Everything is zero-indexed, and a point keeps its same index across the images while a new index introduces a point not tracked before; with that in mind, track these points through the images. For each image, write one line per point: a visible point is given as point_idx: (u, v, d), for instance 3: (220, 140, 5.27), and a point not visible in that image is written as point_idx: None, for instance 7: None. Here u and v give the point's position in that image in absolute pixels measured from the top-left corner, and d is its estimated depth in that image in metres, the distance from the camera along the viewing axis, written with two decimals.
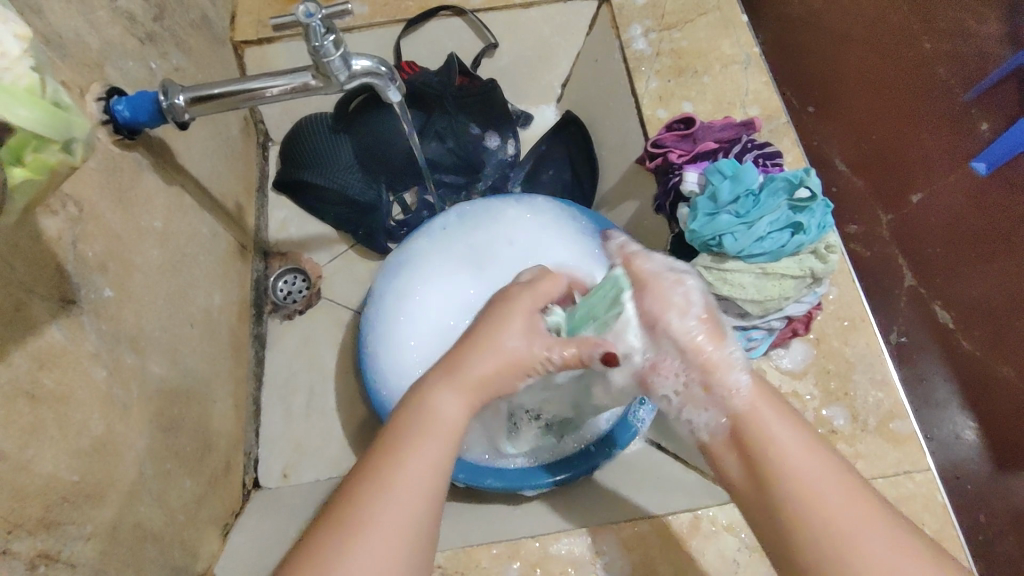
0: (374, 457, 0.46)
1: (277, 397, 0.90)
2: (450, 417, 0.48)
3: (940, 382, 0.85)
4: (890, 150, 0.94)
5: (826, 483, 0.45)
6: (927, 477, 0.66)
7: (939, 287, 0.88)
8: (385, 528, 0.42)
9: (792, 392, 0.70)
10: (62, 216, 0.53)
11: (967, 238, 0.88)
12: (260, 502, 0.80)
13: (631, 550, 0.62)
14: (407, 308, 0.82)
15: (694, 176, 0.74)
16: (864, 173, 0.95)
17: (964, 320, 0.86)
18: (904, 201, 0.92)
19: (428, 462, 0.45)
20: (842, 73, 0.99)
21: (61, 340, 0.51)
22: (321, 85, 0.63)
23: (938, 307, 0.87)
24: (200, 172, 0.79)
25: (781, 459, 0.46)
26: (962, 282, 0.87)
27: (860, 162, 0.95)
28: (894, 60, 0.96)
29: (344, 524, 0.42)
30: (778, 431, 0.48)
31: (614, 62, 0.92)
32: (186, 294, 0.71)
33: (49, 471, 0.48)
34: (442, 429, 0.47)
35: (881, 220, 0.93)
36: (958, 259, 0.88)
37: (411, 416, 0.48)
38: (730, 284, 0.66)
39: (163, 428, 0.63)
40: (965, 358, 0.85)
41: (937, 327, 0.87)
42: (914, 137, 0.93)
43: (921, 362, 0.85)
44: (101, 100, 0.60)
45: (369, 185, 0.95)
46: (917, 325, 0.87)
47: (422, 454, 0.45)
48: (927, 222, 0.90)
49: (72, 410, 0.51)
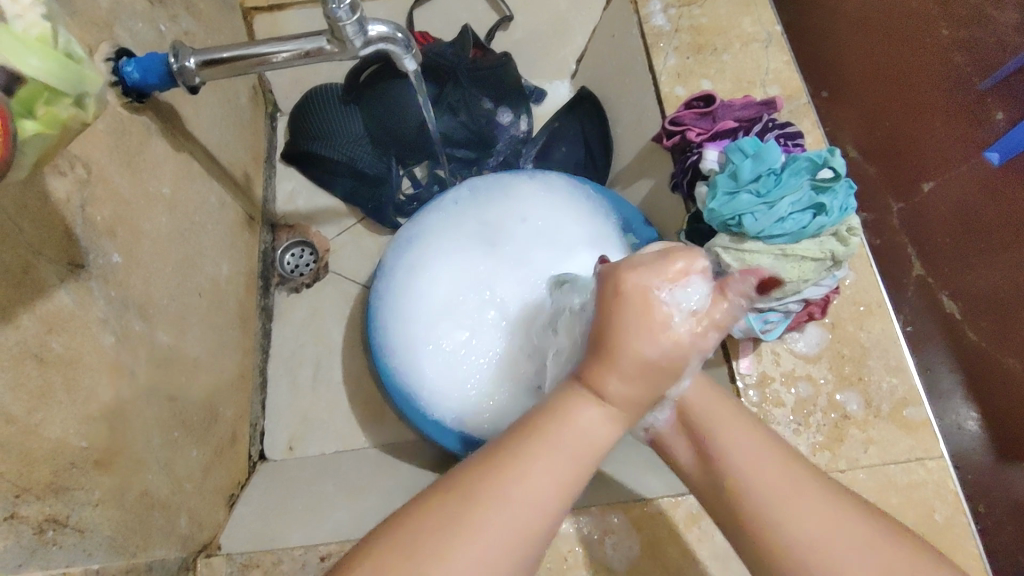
0: (466, 470, 0.41)
1: (284, 369, 0.90)
2: (595, 436, 0.42)
3: (944, 372, 0.84)
4: (902, 135, 0.92)
5: (773, 475, 0.46)
6: (939, 464, 0.65)
7: (947, 277, 0.86)
8: (485, 540, 0.38)
9: (805, 375, 0.70)
10: (70, 177, 0.52)
11: (975, 230, 0.83)
12: (266, 474, 0.80)
13: (640, 528, 0.61)
14: (412, 310, 0.80)
15: (715, 153, 0.72)
16: (877, 160, 0.95)
17: (971, 311, 0.83)
18: (915, 188, 0.90)
19: (545, 480, 0.40)
20: (851, 59, 0.98)
21: (69, 305, 0.50)
22: (336, 50, 0.61)
23: (945, 297, 0.85)
24: (209, 141, 0.78)
25: (727, 445, 0.48)
26: (971, 274, 0.83)
27: (874, 150, 0.95)
28: (900, 47, 0.91)
29: (440, 531, 0.38)
30: (730, 424, 0.49)
31: (631, 38, 0.90)
32: (194, 264, 0.70)
33: (58, 436, 0.47)
34: (570, 451, 0.41)
35: (892, 208, 0.93)
36: (965, 250, 0.84)
37: (542, 424, 0.42)
38: (748, 266, 0.64)
39: (170, 397, 0.63)
40: (971, 349, 0.82)
41: (944, 317, 0.85)
42: (926, 127, 0.88)
43: (927, 354, 0.84)
44: (110, 60, 0.58)
45: (379, 158, 0.93)
46: (924, 316, 0.86)
47: (544, 474, 0.41)
48: (938, 211, 0.87)
49: (80, 375, 0.50)
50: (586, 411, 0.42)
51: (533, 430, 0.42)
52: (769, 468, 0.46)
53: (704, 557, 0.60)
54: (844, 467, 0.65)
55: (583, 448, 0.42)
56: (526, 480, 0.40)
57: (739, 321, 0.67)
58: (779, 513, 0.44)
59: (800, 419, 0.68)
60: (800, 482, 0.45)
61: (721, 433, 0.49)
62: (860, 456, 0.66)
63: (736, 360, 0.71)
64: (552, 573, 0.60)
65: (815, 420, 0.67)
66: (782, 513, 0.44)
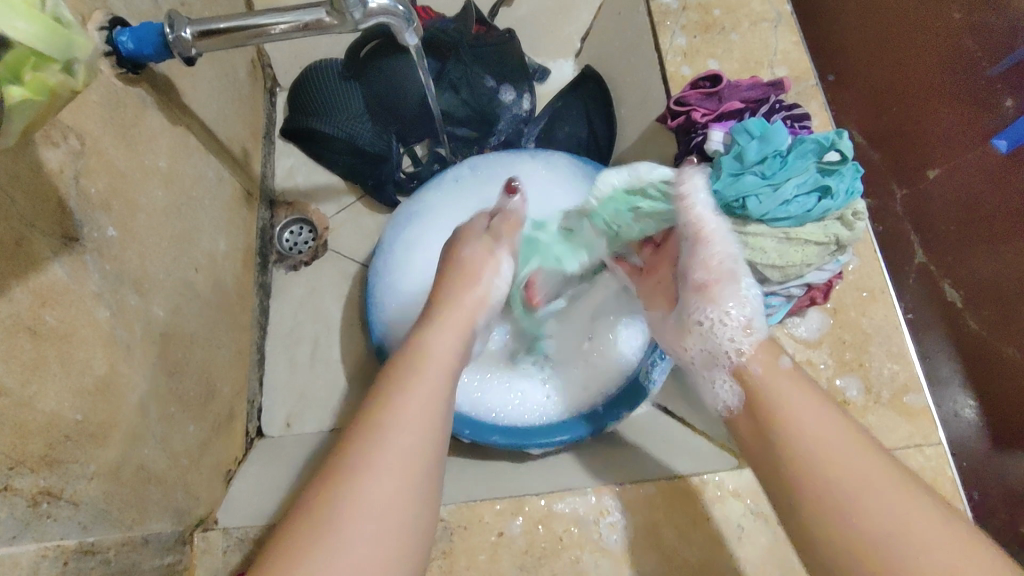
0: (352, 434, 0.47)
1: (283, 348, 0.90)
2: (441, 368, 0.52)
3: (943, 359, 0.81)
4: (908, 121, 0.89)
5: (833, 439, 0.47)
6: (937, 451, 0.66)
7: (950, 266, 0.84)
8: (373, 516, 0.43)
9: (805, 361, 0.70)
10: (63, 148, 0.51)
11: (978, 216, 0.82)
12: (263, 450, 0.81)
13: (635, 510, 0.61)
14: (405, 296, 0.79)
15: (719, 135, 0.70)
16: (881, 145, 0.93)
17: (972, 300, 0.82)
18: (920, 176, 0.88)
19: (419, 422, 0.47)
20: (856, 42, 0.96)
21: (64, 278, 0.49)
22: (336, 23, 0.59)
23: (947, 285, 0.84)
24: (207, 116, 0.77)
25: (790, 410, 0.50)
26: (974, 262, 0.82)
27: (877, 134, 0.93)
28: (915, 26, 0.88)
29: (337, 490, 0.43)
30: (793, 395, 0.51)
31: (638, 16, 0.88)
32: (191, 240, 0.70)
33: (51, 409, 0.46)
34: (433, 386, 0.50)
35: (895, 195, 0.91)
36: (968, 238, 0.83)
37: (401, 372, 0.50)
38: (751, 249, 0.62)
39: (167, 372, 0.63)
40: (971, 337, 0.81)
41: (944, 305, 0.84)
42: (936, 110, 0.86)
43: (928, 340, 0.82)
44: (104, 29, 0.57)
45: (380, 135, 0.92)
46: (924, 302, 0.85)
47: (411, 416, 0.47)
48: (939, 200, 0.86)
49: (75, 348, 0.50)
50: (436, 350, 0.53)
51: (402, 372, 0.50)
52: (817, 429, 0.48)
53: (700, 539, 0.60)
54: None
55: (436, 383, 0.51)
56: (401, 425, 0.46)
57: None
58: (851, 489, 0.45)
59: None
60: (853, 452, 0.46)
61: (786, 408, 0.50)
62: None
63: None
64: (547, 552, 0.60)
65: None
66: (827, 456, 0.46)
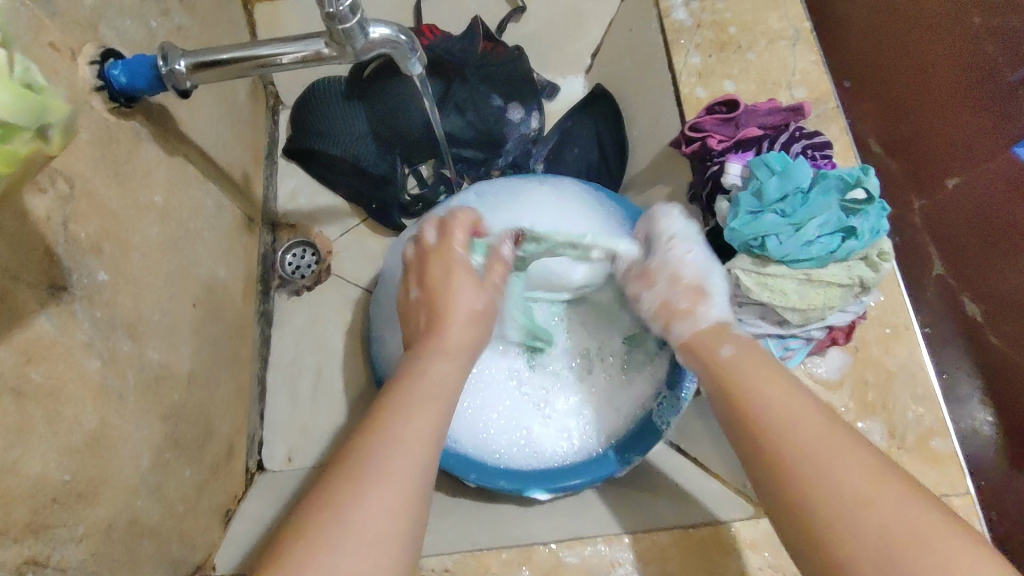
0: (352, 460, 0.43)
1: (284, 379, 0.88)
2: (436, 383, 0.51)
3: (962, 377, 0.78)
4: (925, 131, 0.85)
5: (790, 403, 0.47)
6: (965, 501, 0.62)
7: (969, 277, 0.79)
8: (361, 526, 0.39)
9: (826, 403, 0.67)
10: (51, 195, 0.48)
11: (999, 227, 0.77)
12: (263, 487, 0.79)
13: (649, 564, 0.59)
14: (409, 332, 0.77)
15: (737, 168, 0.67)
16: (899, 155, 0.88)
17: (995, 314, 0.77)
18: (939, 185, 0.83)
19: (417, 428, 0.46)
20: (878, 49, 0.91)
21: (51, 331, 0.47)
22: (335, 54, 0.56)
23: (966, 297, 0.80)
24: (205, 142, 0.75)
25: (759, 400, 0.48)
26: (997, 274, 0.77)
27: (895, 143, 0.88)
28: (937, 33, 0.83)
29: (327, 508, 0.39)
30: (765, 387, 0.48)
31: (650, 33, 0.85)
32: (187, 274, 0.67)
33: (38, 472, 0.44)
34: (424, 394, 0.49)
35: (913, 205, 0.86)
36: (989, 250, 0.78)
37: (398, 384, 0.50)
38: (771, 290, 0.60)
39: (163, 416, 0.60)
40: (992, 353, 0.77)
41: (963, 320, 0.79)
42: (955, 117, 0.81)
43: (945, 355, 0.79)
44: (95, 63, 0.54)
45: (384, 156, 0.90)
46: (942, 317, 0.81)
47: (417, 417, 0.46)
48: (958, 210, 0.81)
49: (62, 405, 0.48)
50: (435, 365, 0.52)
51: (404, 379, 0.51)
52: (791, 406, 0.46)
53: None
54: None
55: (436, 387, 0.50)
56: (406, 424, 0.45)
57: None
58: (810, 465, 0.43)
59: None
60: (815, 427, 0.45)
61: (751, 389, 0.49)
62: None
63: None
64: None
65: None
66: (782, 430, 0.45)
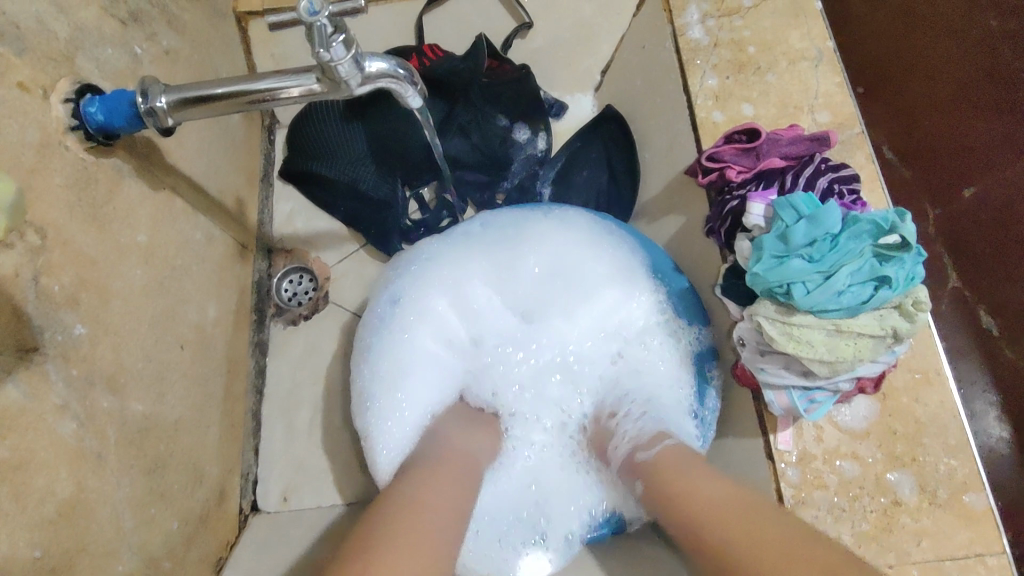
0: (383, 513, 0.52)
1: (279, 412, 0.84)
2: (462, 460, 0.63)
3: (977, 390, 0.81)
4: (943, 137, 0.85)
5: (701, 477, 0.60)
6: (1001, 562, 0.58)
7: (986, 291, 0.81)
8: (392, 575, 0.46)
9: (851, 454, 0.63)
10: (19, 248, 0.45)
11: (1014, 237, 0.81)
12: (257, 530, 0.75)
13: None
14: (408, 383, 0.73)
15: (761, 208, 0.62)
16: (913, 162, 0.86)
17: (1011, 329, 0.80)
18: (956, 195, 0.84)
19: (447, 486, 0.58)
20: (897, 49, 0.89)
21: (18, 398, 0.44)
22: (327, 91, 0.51)
23: (984, 314, 0.82)
24: (196, 170, 0.71)
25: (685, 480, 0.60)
26: (1011, 288, 0.80)
27: (909, 150, 0.86)
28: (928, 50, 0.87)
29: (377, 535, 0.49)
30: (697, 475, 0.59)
31: (663, 52, 0.81)
32: (175, 314, 0.64)
33: (4, 553, 0.41)
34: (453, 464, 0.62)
35: (929, 216, 0.85)
36: (1007, 263, 0.81)
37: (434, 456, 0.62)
38: (796, 342, 0.55)
39: (148, 469, 0.57)
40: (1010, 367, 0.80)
41: (979, 334, 0.82)
42: (965, 125, 0.84)
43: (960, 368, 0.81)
44: (70, 100, 0.51)
45: (384, 180, 0.86)
46: (958, 330, 0.83)
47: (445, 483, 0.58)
48: (977, 221, 0.83)
49: (32, 476, 0.44)
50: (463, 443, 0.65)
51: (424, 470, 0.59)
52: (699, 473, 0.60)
53: None
54: (893, 562, 0.59)
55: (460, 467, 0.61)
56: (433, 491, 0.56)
57: (781, 398, 0.59)
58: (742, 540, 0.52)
59: (844, 503, 0.61)
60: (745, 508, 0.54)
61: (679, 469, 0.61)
62: (911, 550, 0.59)
63: (774, 435, 0.64)
64: None
65: (862, 506, 0.61)
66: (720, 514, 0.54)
